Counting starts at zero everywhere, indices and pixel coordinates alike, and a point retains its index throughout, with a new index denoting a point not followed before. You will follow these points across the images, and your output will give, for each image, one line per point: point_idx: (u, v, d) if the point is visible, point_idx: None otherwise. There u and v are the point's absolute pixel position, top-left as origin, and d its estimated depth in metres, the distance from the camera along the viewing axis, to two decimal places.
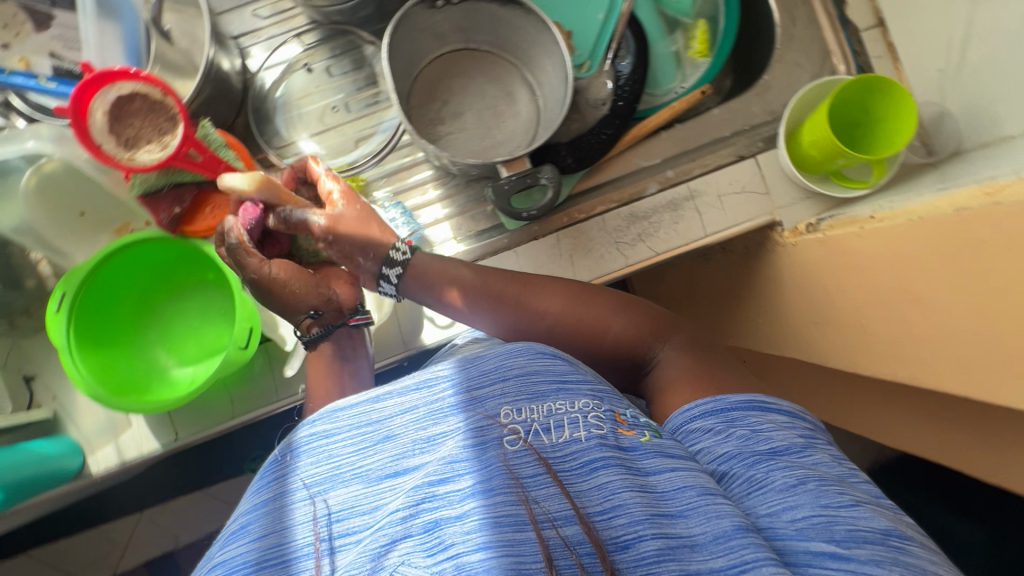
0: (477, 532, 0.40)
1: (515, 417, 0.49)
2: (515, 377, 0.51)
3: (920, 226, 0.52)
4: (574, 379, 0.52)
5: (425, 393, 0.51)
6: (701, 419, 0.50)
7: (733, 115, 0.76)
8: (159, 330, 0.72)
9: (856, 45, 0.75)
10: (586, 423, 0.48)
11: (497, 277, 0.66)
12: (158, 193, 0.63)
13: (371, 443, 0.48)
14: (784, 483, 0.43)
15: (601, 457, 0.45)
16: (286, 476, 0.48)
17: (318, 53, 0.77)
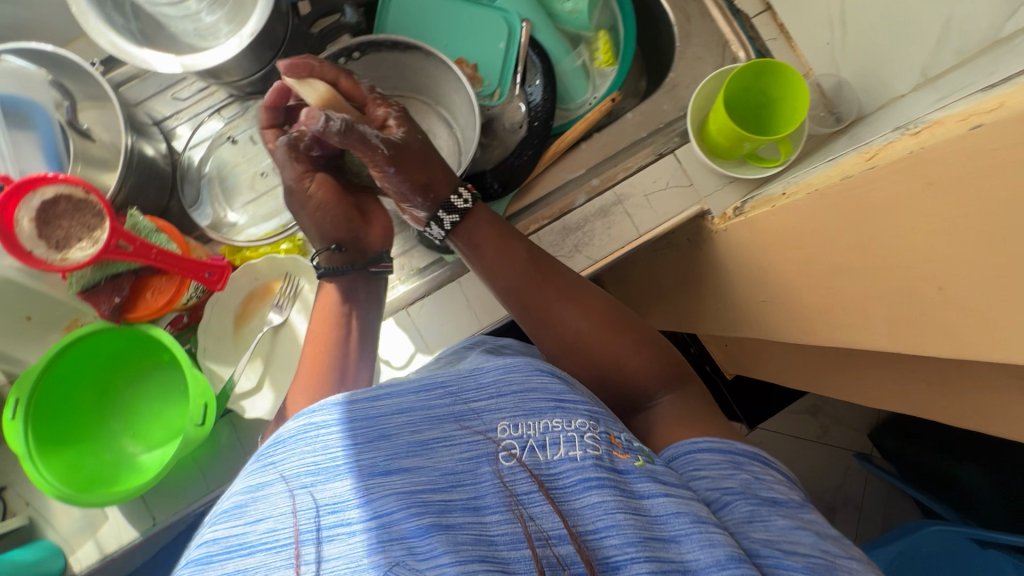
0: (469, 546, 0.38)
1: (511, 431, 0.46)
2: (512, 391, 0.49)
3: (817, 199, 0.54)
4: (573, 398, 0.49)
5: (424, 398, 0.48)
6: (708, 453, 0.51)
7: (647, 116, 0.79)
8: (122, 418, 0.72)
9: (751, 31, 0.78)
10: (583, 442, 0.45)
11: (549, 266, 0.66)
12: (96, 287, 0.64)
13: (365, 441, 0.43)
14: (786, 526, 0.45)
15: (596, 477, 0.43)
16: (275, 466, 0.42)
17: (239, 124, 0.79)
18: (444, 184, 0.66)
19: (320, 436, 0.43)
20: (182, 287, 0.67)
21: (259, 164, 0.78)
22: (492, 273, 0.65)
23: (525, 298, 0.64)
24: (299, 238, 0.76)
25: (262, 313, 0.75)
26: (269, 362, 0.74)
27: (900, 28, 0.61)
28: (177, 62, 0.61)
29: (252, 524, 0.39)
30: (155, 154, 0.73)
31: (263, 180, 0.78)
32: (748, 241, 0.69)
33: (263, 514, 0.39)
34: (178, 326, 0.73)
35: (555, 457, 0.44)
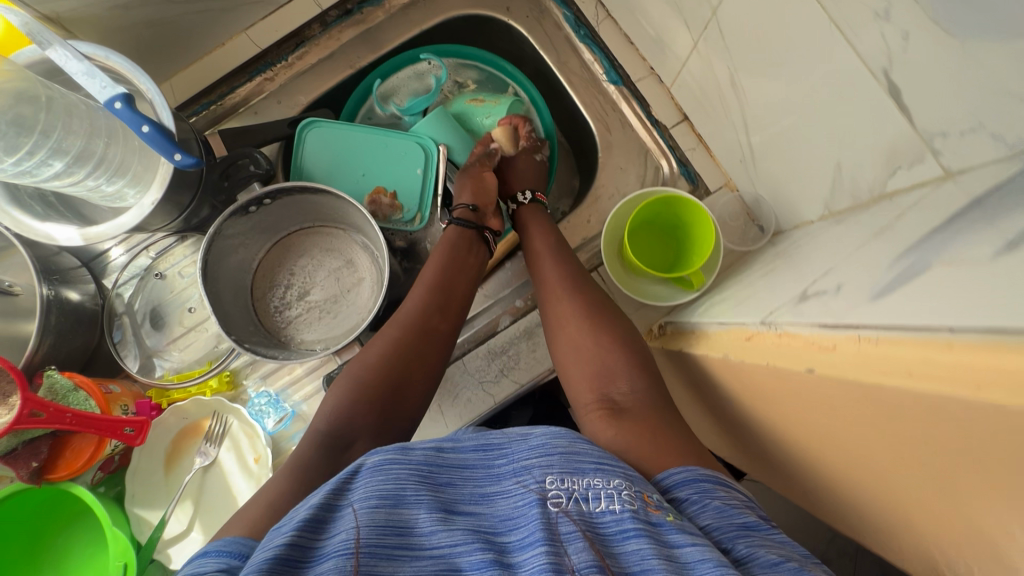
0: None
1: (557, 482, 0.42)
2: (559, 450, 0.45)
3: (707, 361, 0.52)
4: (612, 460, 0.45)
5: (483, 451, 0.46)
6: (679, 488, 0.44)
7: (572, 230, 0.79)
8: (55, 564, 0.70)
9: (670, 140, 0.78)
10: (622, 498, 0.42)
11: (578, 273, 0.70)
12: (14, 452, 0.63)
13: (428, 481, 0.42)
14: (769, 561, 0.38)
15: (633, 528, 0.39)
16: (346, 491, 0.41)
17: (169, 258, 0.80)
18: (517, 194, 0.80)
19: (392, 467, 0.42)
20: (102, 442, 0.67)
21: (190, 297, 0.80)
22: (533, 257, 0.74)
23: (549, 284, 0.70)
24: (227, 372, 0.76)
25: (191, 453, 0.75)
26: (199, 502, 0.73)
27: (800, 161, 0.60)
28: (77, 232, 0.61)
29: (328, 537, 0.38)
30: (81, 297, 0.74)
31: (191, 315, 0.79)
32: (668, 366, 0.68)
33: (334, 530, 0.38)
34: (109, 468, 0.72)
35: (597, 511, 0.41)
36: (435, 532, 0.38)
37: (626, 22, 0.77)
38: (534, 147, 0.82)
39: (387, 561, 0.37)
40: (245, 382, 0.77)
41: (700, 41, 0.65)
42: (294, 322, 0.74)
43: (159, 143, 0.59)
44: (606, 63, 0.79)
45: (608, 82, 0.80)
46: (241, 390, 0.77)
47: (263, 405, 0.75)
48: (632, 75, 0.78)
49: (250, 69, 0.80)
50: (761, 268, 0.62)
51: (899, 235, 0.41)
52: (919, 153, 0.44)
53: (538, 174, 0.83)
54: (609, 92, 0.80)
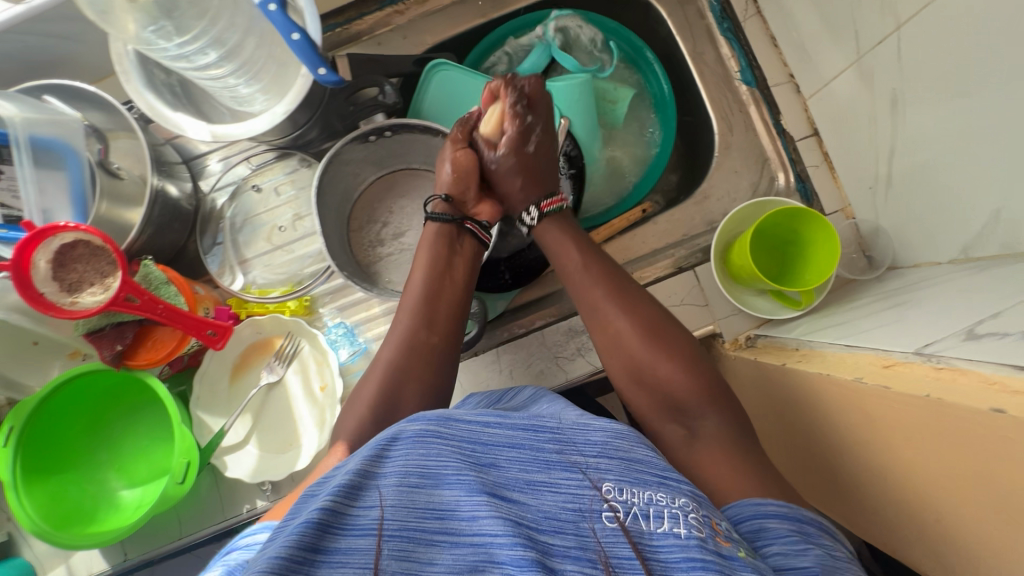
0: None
1: (615, 494, 0.43)
2: (619, 456, 0.46)
3: (826, 382, 0.51)
4: (677, 478, 0.46)
5: (531, 434, 0.46)
6: (774, 520, 0.46)
7: (674, 224, 0.77)
8: (108, 450, 0.74)
9: (793, 153, 0.76)
10: (685, 521, 0.42)
11: (613, 274, 0.66)
12: (101, 331, 0.65)
13: (476, 463, 0.41)
14: None
15: (698, 558, 0.39)
16: (388, 458, 0.40)
17: (265, 173, 0.79)
18: (522, 204, 0.70)
19: (440, 445, 0.41)
20: (184, 340, 0.68)
21: (280, 216, 0.79)
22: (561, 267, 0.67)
23: (579, 296, 0.66)
24: (307, 297, 0.77)
25: (258, 368, 0.75)
26: (259, 418, 0.74)
27: (946, 198, 0.58)
28: (207, 130, 0.61)
29: (364, 507, 0.36)
30: (179, 194, 0.74)
31: (281, 234, 0.78)
32: (751, 377, 0.67)
33: (373, 499, 0.37)
34: (178, 365, 0.74)
35: (657, 530, 0.41)
36: (480, 520, 0.37)
37: (775, 21, 0.74)
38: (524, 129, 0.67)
39: (425, 546, 0.36)
40: (321, 309, 0.77)
41: (863, 58, 0.62)
42: (384, 261, 0.73)
43: (307, 55, 0.57)
44: (743, 61, 0.77)
45: (740, 81, 0.77)
46: (315, 317, 0.77)
47: (338, 336, 0.76)
48: (768, 79, 0.75)
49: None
50: (873, 303, 0.60)
51: None
52: None
53: (538, 157, 0.69)
54: (740, 93, 0.78)
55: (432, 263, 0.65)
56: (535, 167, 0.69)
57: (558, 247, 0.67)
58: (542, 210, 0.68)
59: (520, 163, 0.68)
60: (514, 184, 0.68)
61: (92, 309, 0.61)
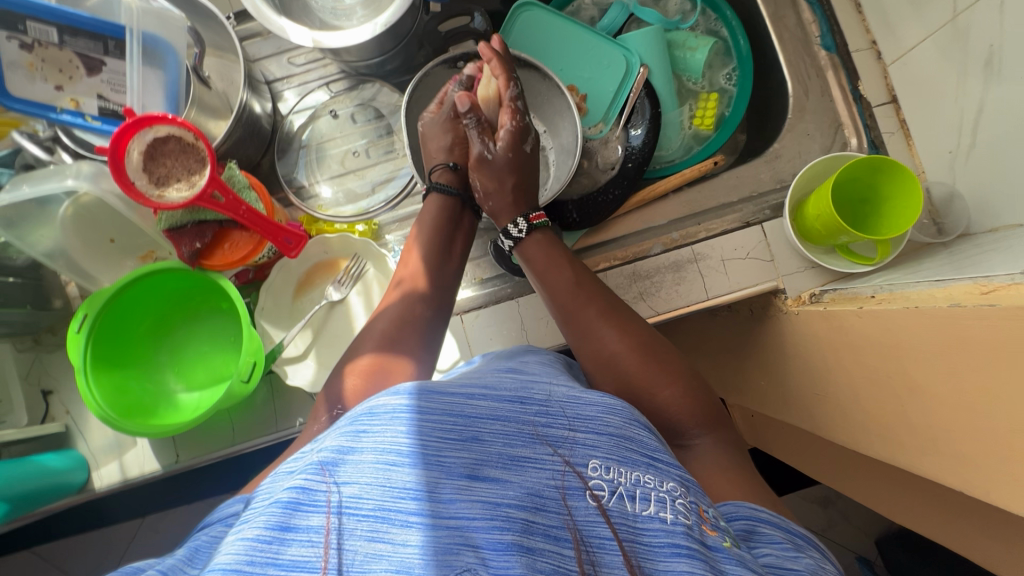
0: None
1: (601, 472, 0.40)
2: (609, 432, 0.42)
3: (916, 316, 0.51)
4: (666, 462, 0.43)
5: (518, 407, 0.41)
6: (770, 527, 0.44)
7: (742, 182, 0.77)
8: (169, 352, 0.76)
9: (868, 120, 0.76)
10: (673, 506, 0.39)
11: (594, 287, 0.61)
12: (182, 228, 0.66)
13: (459, 439, 0.37)
14: None
15: (685, 546, 0.37)
16: (357, 433, 0.35)
17: (344, 100, 0.81)
18: (504, 211, 0.67)
19: (419, 417, 0.36)
20: (259, 247, 0.70)
21: (354, 143, 0.81)
22: (541, 284, 0.63)
23: (569, 311, 0.60)
24: (375, 223, 0.78)
25: (323, 286, 0.76)
26: (319, 335, 0.75)
27: None
28: (308, 36, 0.63)
29: (332, 482, 0.32)
30: (261, 112, 0.76)
31: (355, 159, 0.80)
32: (817, 331, 0.67)
33: (340, 475, 0.33)
34: (242, 279, 0.75)
35: (643, 513, 0.38)
36: (456, 503, 0.34)
37: None
38: (522, 129, 0.68)
39: (400, 527, 0.32)
40: (388, 236, 0.79)
41: (959, 17, 0.62)
42: None
43: None
44: (824, 26, 0.78)
45: (820, 47, 0.78)
46: (380, 243, 0.78)
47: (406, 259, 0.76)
48: (849, 44, 0.76)
49: None
50: (953, 262, 0.60)
51: None
52: None
53: (525, 170, 0.69)
54: (818, 58, 0.78)
55: (439, 223, 0.65)
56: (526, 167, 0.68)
57: (542, 258, 0.64)
58: (530, 223, 0.65)
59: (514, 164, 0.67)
60: (504, 184, 0.66)
61: (179, 203, 0.62)
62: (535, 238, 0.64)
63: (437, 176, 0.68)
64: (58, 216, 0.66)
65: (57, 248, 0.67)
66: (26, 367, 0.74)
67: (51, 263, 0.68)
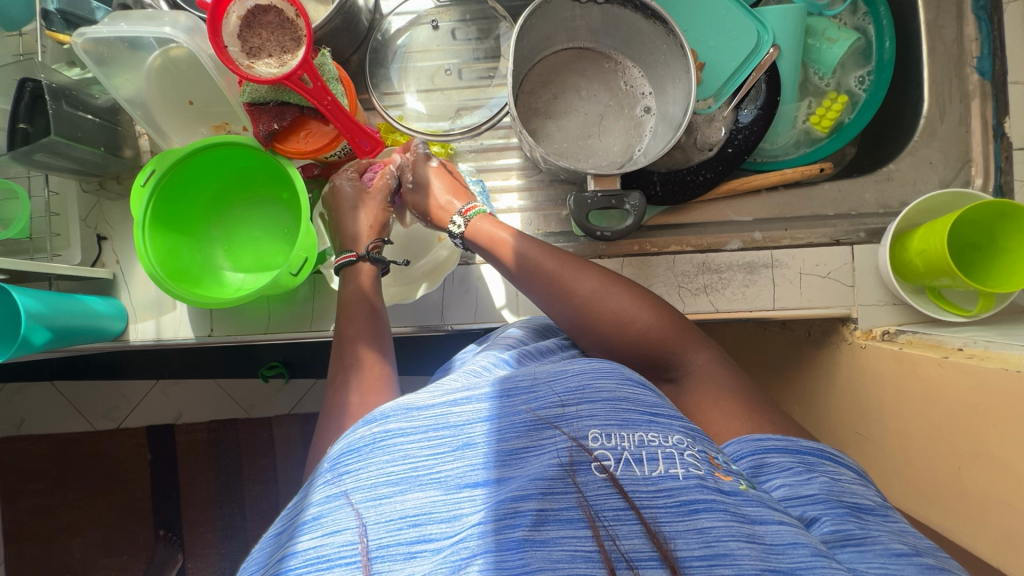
0: (567, 565, 0.32)
1: (603, 442, 0.39)
2: (602, 399, 0.41)
3: (1012, 380, 0.47)
4: (668, 415, 0.42)
5: (500, 398, 0.42)
6: (777, 454, 0.44)
7: (843, 197, 0.72)
8: (223, 230, 0.76)
9: (1003, 163, 0.69)
10: (683, 460, 0.38)
11: (549, 250, 0.60)
12: (264, 105, 0.64)
13: (447, 450, 0.39)
14: (856, 536, 0.38)
15: (702, 499, 0.35)
16: (340, 478, 0.39)
17: (450, 13, 0.77)
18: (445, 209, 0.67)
19: (399, 444, 0.39)
20: (333, 143, 0.68)
21: (449, 60, 0.77)
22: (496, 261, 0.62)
23: (524, 275, 0.60)
24: (450, 148, 0.75)
25: None
26: None
27: None
28: None
29: (324, 535, 0.35)
30: (363, 5, 0.72)
31: (445, 77, 0.77)
32: (884, 370, 0.63)
33: (333, 523, 0.36)
34: (308, 173, 0.74)
35: (654, 473, 0.37)
36: (457, 517, 0.35)
37: None
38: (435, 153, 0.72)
39: (403, 560, 0.34)
40: (461, 164, 0.76)
41: None
42: (537, 133, 0.71)
43: None
44: (987, 48, 0.69)
45: (975, 70, 0.70)
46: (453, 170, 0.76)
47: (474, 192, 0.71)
48: (1009, 74, 0.68)
49: None
50: None
51: None
52: None
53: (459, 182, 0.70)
54: (968, 81, 0.70)
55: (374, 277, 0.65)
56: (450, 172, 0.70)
57: (500, 237, 0.62)
58: (466, 216, 0.65)
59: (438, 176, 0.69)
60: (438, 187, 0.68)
61: (265, 78, 0.60)
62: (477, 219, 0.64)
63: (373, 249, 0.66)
64: (146, 65, 0.65)
65: (137, 96, 0.67)
66: (87, 209, 0.75)
67: (131, 110, 0.67)
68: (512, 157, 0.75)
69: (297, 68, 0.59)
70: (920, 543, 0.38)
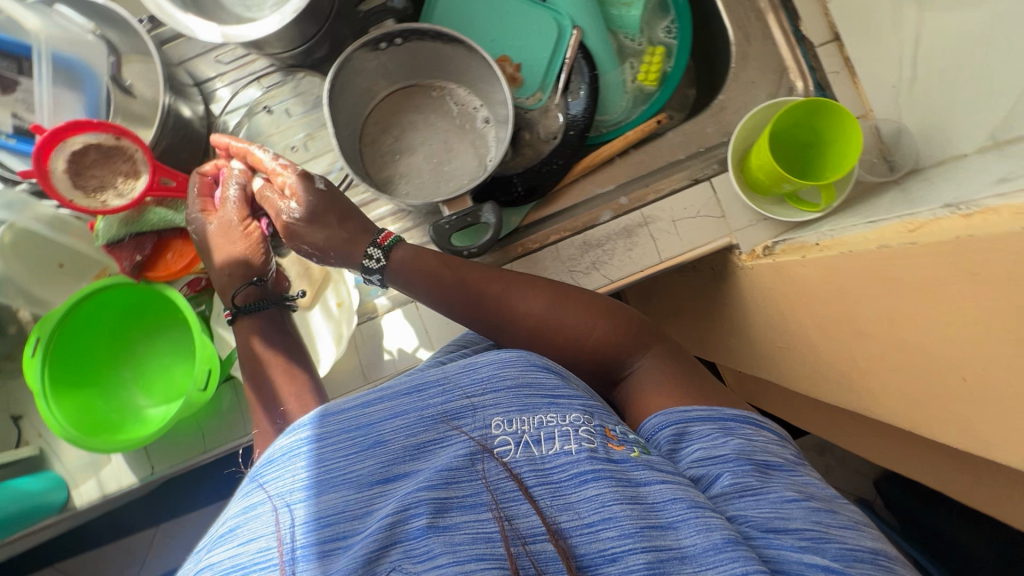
0: (467, 546, 0.35)
1: (504, 428, 0.43)
2: (507, 386, 0.46)
3: (852, 259, 0.50)
4: (568, 396, 0.47)
5: (413, 395, 0.46)
6: (699, 424, 0.48)
7: (688, 138, 0.75)
8: (132, 368, 0.76)
9: (813, 61, 0.73)
10: (577, 436, 0.43)
11: (481, 273, 0.63)
12: (121, 242, 0.67)
13: (360, 449, 0.42)
14: (753, 489, 0.42)
15: (590, 470, 0.40)
16: (262, 488, 0.40)
17: (277, 94, 0.80)
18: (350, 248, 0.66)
19: (316, 449, 0.41)
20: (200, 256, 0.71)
21: (292, 138, 0.80)
22: (425, 296, 0.64)
23: (468, 303, 0.62)
24: None
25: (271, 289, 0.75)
26: None
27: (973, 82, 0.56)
28: (217, 31, 0.61)
29: (241, 543, 0.36)
30: (191, 115, 0.74)
31: (293, 154, 0.79)
32: (771, 284, 0.66)
33: (246, 533, 0.37)
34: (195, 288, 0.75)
35: (549, 452, 0.42)
36: (369, 511, 0.38)
37: None
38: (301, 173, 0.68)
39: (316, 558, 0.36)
40: None
41: None
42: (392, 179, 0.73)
43: None
44: None
45: None
46: None
47: None
48: None
49: None
50: (913, 195, 0.57)
51: None
52: None
53: (340, 201, 0.68)
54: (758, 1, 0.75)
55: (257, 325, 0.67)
56: (337, 200, 0.67)
57: (426, 266, 0.64)
58: (381, 246, 0.65)
59: (317, 201, 0.66)
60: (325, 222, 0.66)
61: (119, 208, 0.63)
62: (395, 257, 0.65)
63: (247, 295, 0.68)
64: None
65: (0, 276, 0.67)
66: None
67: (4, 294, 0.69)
68: (382, 207, 0.77)
69: (145, 193, 0.64)
70: (820, 491, 0.44)
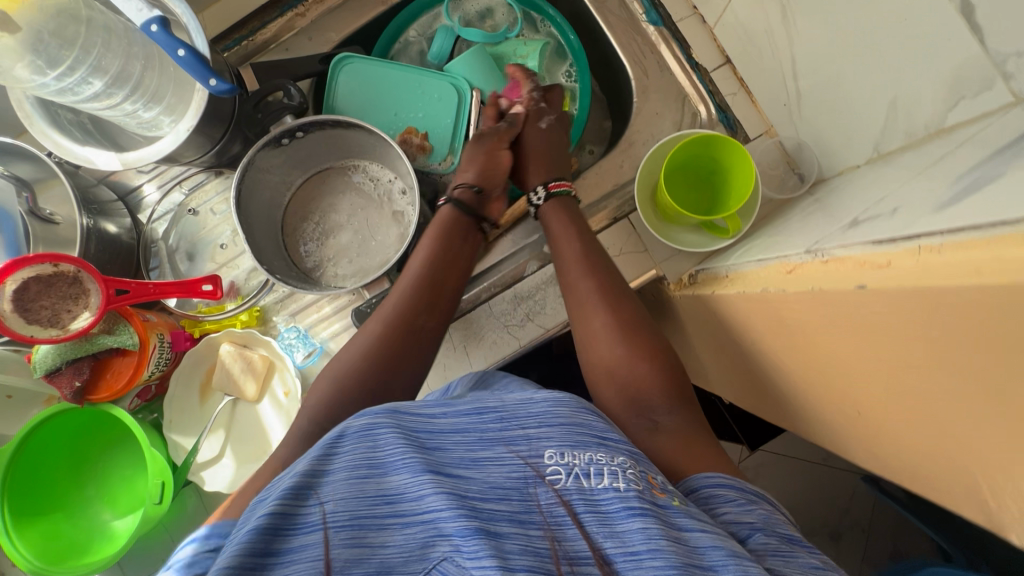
0: (516, 555, 0.34)
1: (556, 458, 0.41)
2: (558, 423, 0.44)
3: (746, 298, 0.51)
4: (616, 440, 0.44)
5: (473, 415, 0.44)
6: (724, 488, 0.43)
7: (603, 177, 0.76)
8: (96, 483, 0.77)
9: (710, 85, 0.75)
10: (625, 475, 0.40)
11: (598, 259, 0.67)
12: (59, 370, 0.67)
13: (421, 446, 0.40)
14: (789, 556, 0.38)
15: (637, 506, 0.38)
16: (328, 457, 0.38)
17: (201, 196, 0.82)
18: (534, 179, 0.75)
19: (385, 433, 0.40)
20: (140, 366, 0.70)
21: (221, 235, 0.81)
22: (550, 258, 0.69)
23: (572, 284, 0.65)
24: (257, 309, 0.78)
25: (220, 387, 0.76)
26: (229, 431, 0.75)
27: (851, 96, 0.56)
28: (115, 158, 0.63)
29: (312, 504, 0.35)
30: (117, 230, 0.76)
31: (223, 252, 0.81)
32: (698, 314, 0.67)
33: (318, 496, 0.35)
34: (145, 397, 0.76)
35: (598, 486, 0.39)
36: (426, 498, 0.36)
37: None
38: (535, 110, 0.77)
39: (375, 530, 0.34)
40: (275, 318, 0.79)
41: None
42: (317, 264, 0.75)
43: (196, 68, 0.59)
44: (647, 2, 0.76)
45: (648, 23, 0.77)
46: (269, 326, 0.79)
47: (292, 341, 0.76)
48: (673, 15, 0.75)
49: (280, 4, 0.77)
50: (809, 214, 0.58)
51: (959, 162, 0.37)
52: (987, 79, 0.42)
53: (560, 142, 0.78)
54: (648, 34, 0.77)
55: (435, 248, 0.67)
56: (553, 144, 0.77)
57: (557, 230, 0.69)
58: (547, 190, 0.72)
59: (542, 141, 0.77)
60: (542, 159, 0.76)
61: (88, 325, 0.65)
62: (552, 202, 0.72)
63: (459, 193, 0.71)
64: None
65: None
66: None
67: None
68: None
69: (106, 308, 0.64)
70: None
